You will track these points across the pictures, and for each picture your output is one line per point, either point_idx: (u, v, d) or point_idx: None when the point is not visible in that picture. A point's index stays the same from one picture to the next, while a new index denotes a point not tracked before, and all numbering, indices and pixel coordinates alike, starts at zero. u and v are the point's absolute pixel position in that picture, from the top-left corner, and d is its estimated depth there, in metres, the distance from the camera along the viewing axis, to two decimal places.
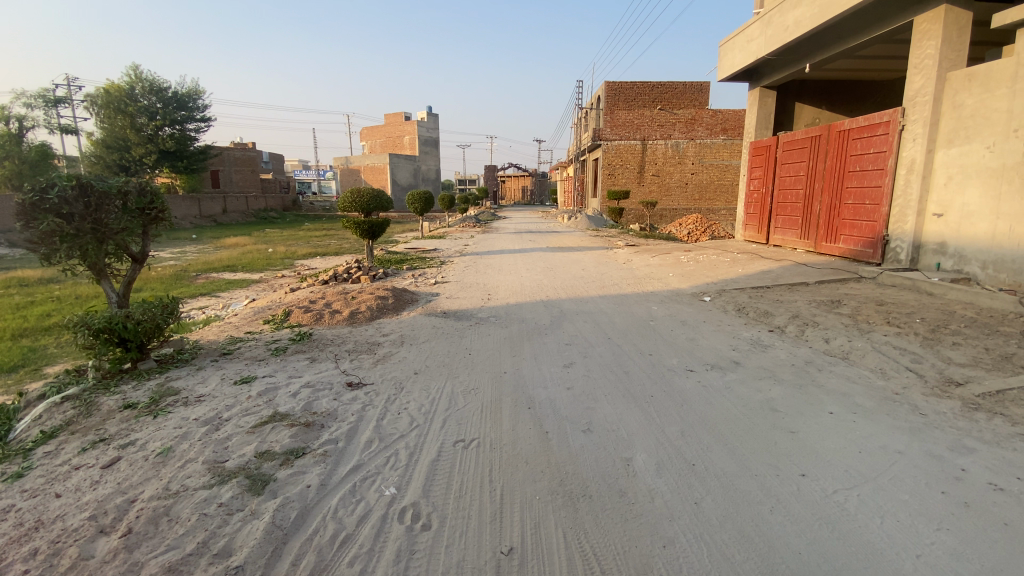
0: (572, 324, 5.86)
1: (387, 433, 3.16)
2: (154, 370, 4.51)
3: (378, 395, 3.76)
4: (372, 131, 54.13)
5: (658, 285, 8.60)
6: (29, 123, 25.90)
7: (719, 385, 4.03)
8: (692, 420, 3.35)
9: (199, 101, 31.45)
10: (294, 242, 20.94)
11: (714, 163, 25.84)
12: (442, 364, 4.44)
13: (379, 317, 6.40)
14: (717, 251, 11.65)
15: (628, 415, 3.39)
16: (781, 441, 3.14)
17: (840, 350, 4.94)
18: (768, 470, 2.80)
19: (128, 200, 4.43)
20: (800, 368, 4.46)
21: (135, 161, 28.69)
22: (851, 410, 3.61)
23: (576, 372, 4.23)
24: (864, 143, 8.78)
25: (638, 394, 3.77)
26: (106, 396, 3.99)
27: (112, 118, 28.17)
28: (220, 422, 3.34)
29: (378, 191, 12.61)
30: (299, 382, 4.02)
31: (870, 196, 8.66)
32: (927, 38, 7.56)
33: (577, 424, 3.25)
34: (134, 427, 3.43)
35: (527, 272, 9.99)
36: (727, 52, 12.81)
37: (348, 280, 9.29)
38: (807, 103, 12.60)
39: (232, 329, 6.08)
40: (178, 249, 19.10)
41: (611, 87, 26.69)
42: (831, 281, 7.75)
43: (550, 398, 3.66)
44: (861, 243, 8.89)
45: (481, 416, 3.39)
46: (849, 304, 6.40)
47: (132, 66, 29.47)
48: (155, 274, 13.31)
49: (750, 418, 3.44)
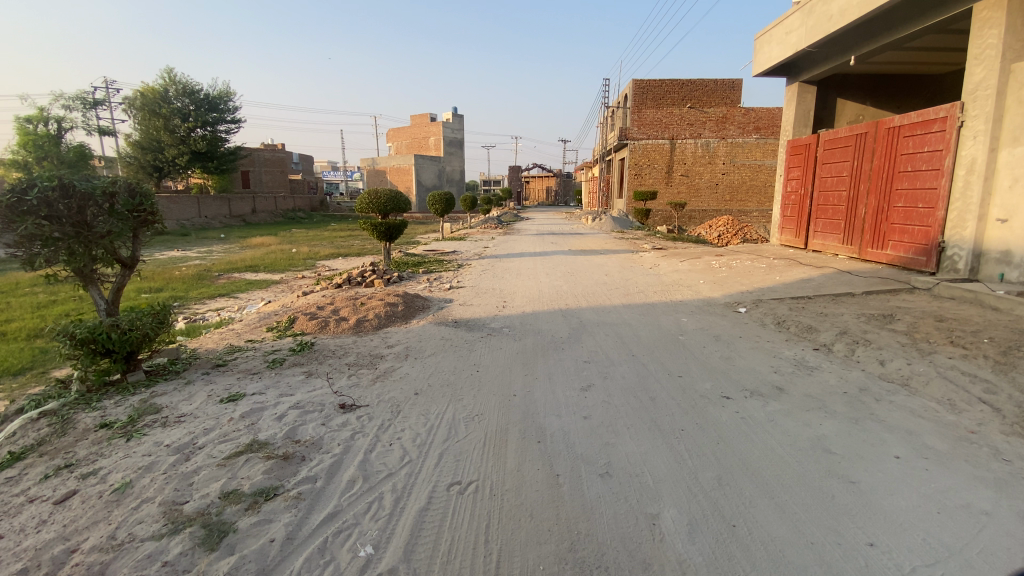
0: (592, 337, 5.36)
1: (373, 470, 2.76)
2: (141, 384, 4.22)
3: (371, 420, 3.36)
4: (397, 131, 54.36)
5: (688, 294, 8.02)
6: (68, 125, 26.73)
7: (761, 417, 3.49)
8: (731, 464, 2.86)
9: (229, 103, 31.90)
10: (317, 243, 20.92)
11: (746, 162, 24.90)
12: (445, 384, 4.01)
13: (386, 325, 6.04)
14: (751, 256, 10.95)
15: (654, 456, 2.90)
16: (840, 494, 2.61)
17: (898, 375, 4.32)
18: (826, 536, 2.29)
19: (116, 202, 4.16)
20: (853, 397, 3.87)
21: (168, 163, 29.35)
22: (921, 454, 3.02)
23: (595, 397, 3.75)
24: (917, 141, 8.02)
25: (667, 427, 3.28)
26: (85, 413, 3.71)
27: (146, 119, 28.81)
28: (192, 450, 3.00)
29: (396, 191, 12.34)
30: (287, 403, 3.65)
31: (923, 199, 7.89)
32: (989, 26, 6.79)
33: (594, 465, 2.79)
34: (103, 452, 3.12)
35: (547, 277, 9.52)
36: (763, 45, 12.06)
37: (362, 283, 8.99)
38: (850, 99, 11.76)
39: (233, 336, 5.81)
40: (204, 248, 19.31)
41: (639, 85, 25.98)
42: (879, 292, 7.05)
43: (563, 430, 3.20)
44: (912, 250, 8.12)
45: (483, 451, 2.95)
46: (904, 319, 5.72)
47: (166, 70, 30.14)
48: (178, 273, 13.34)
49: (800, 461, 2.93)
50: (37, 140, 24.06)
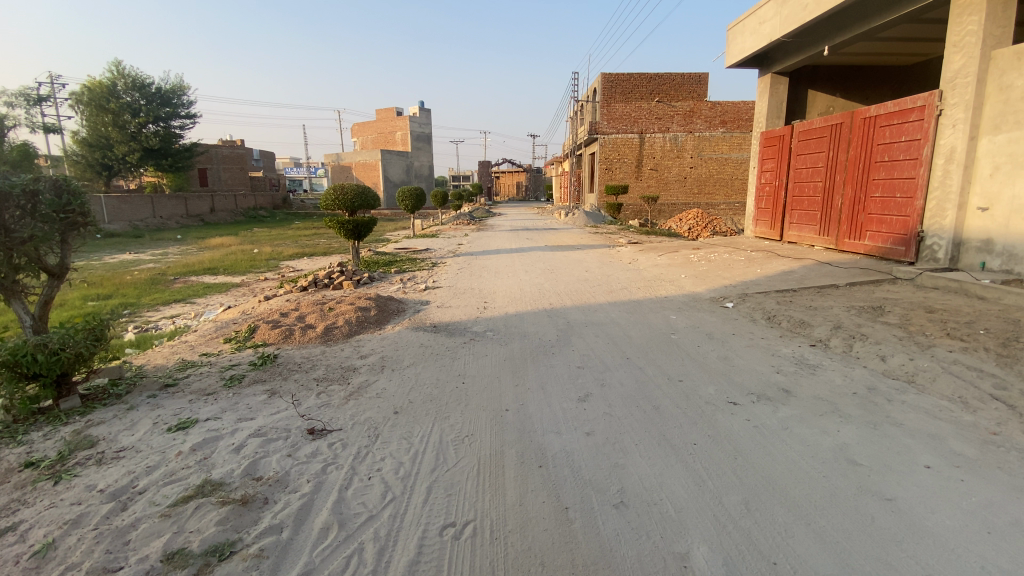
0: (582, 340, 5.02)
1: (350, 514, 2.35)
2: (76, 411, 3.60)
3: (346, 448, 2.94)
4: (363, 126, 52.99)
5: (671, 289, 7.81)
6: (6, 121, 24.72)
7: (774, 425, 3.21)
8: (755, 483, 2.57)
9: (184, 97, 30.23)
10: (282, 242, 20.00)
11: (713, 156, 25.11)
12: (428, 399, 3.61)
13: (359, 332, 5.57)
14: (728, 249, 10.87)
15: (670, 478, 2.59)
16: (880, 516, 2.35)
17: (903, 372, 4.14)
18: (878, 571, 2.01)
19: (39, 202, 3.49)
20: (864, 398, 3.66)
21: (118, 160, 27.63)
22: (952, 463, 2.80)
23: (595, 409, 3.40)
24: (894, 131, 8.00)
25: (678, 442, 2.96)
26: (7, 449, 3.09)
27: (94, 115, 27.02)
28: (132, 496, 2.51)
29: (363, 187, 11.74)
30: (247, 431, 3.17)
31: (901, 189, 7.88)
32: (968, 13, 6.76)
33: (606, 494, 2.45)
34: (24, 501, 2.56)
35: (526, 275, 9.15)
36: (737, 36, 11.97)
37: (330, 285, 8.44)
38: (821, 90, 11.80)
39: (186, 349, 5.23)
40: (160, 250, 18.15)
41: (607, 79, 25.96)
42: (863, 284, 6.97)
43: (565, 450, 2.85)
44: (890, 240, 8.11)
45: (477, 482, 2.58)
46: (895, 311, 5.61)
47: (114, 61, 28.27)
48: (130, 278, 12.38)
49: (828, 476, 2.66)
50: None
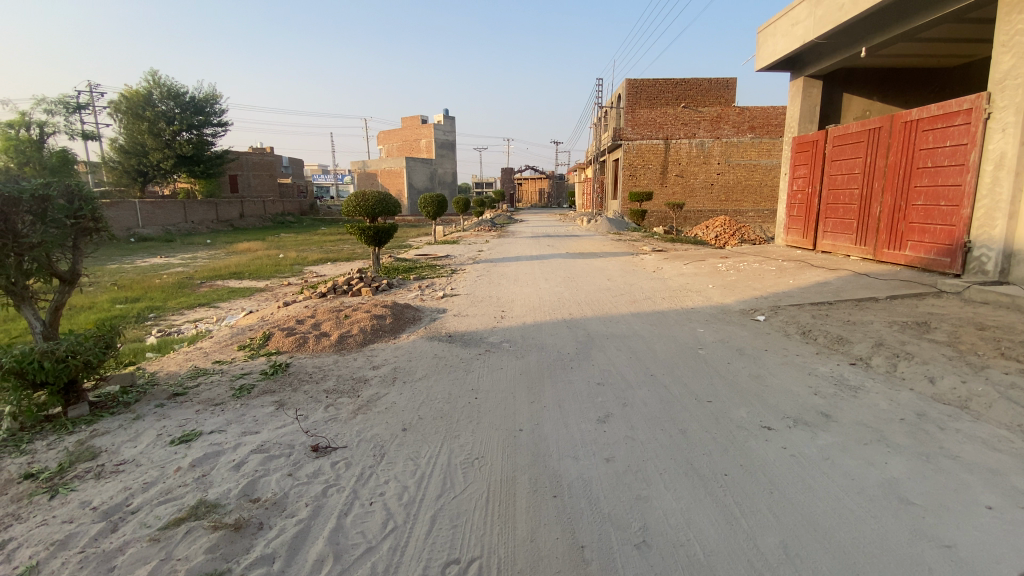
0: (602, 353, 4.80)
1: (348, 545, 2.18)
2: (83, 420, 3.55)
3: (349, 468, 2.79)
4: (389, 134, 53.67)
5: (698, 300, 7.49)
6: (49, 129, 25.74)
7: (813, 455, 2.93)
8: (794, 522, 2.31)
9: (216, 106, 31.09)
10: (306, 247, 20.22)
11: (741, 162, 24.53)
12: (439, 416, 3.44)
13: (373, 341, 5.45)
14: (758, 258, 10.45)
15: (698, 514, 2.35)
16: (939, 566, 2.06)
17: (954, 396, 3.79)
18: None
19: (49, 207, 3.45)
20: (912, 425, 3.34)
21: (152, 166, 28.50)
22: (1018, 505, 2.48)
23: (616, 431, 3.18)
24: (937, 135, 7.56)
25: (707, 472, 2.71)
26: (9, 459, 3.02)
27: (131, 123, 27.94)
28: (123, 516, 2.39)
29: (384, 193, 11.73)
30: (249, 446, 3.05)
31: (945, 196, 7.42)
32: (1018, 11, 6.34)
33: (626, 531, 2.23)
34: (17, 515, 2.46)
35: (546, 283, 8.95)
36: (767, 38, 11.61)
37: (348, 292, 8.40)
38: (856, 94, 11.32)
39: (200, 355, 5.19)
40: (189, 254, 18.55)
41: (632, 85, 25.66)
42: (905, 297, 6.55)
43: (583, 478, 2.64)
44: (934, 250, 7.64)
45: (486, 512, 2.39)
46: (941, 328, 5.21)
47: (151, 71, 29.24)
48: (158, 281, 12.63)
49: (877, 517, 2.38)
50: (18, 144, 23.05)
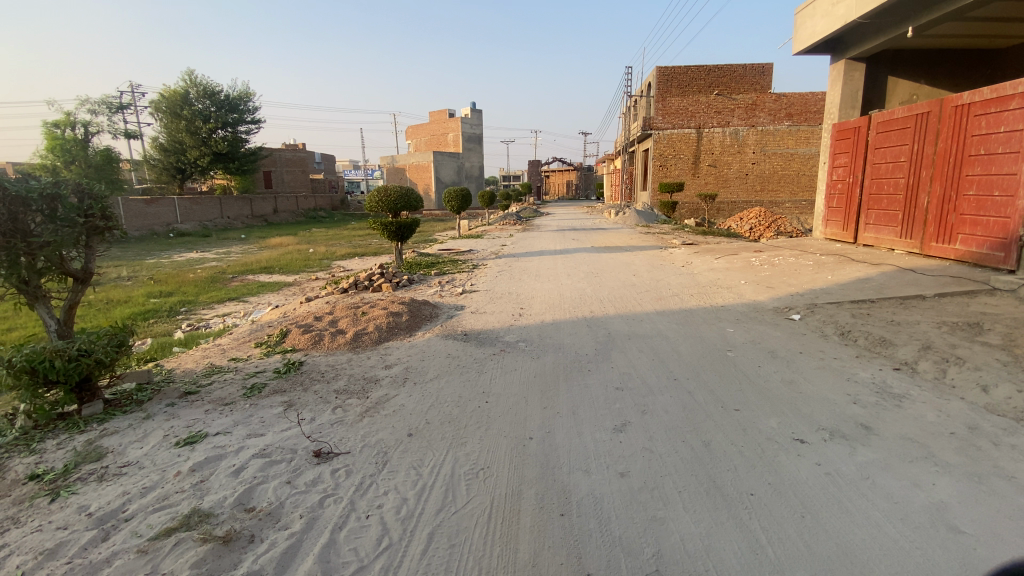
0: (623, 355, 4.57)
1: (338, 564, 2.06)
2: (95, 419, 3.55)
3: (349, 476, 2.67)
4: (417, 128, 53.87)
5: (728, 297, 7.14)
6: (94, 128, 26.75)
7: (851, 473, 2.65)
8: (829, 554, 2.06)
9: (249, 104, 31.74)
10: (335, 242, 20.45)
11: (778, 151, 23.57)
12: (447, 421, 3.30)
13: (388, 339, 5.36)
14: (794, 252, 9.94)
15: (719, 541, 2.13)
16: None
17: (1011, 408, 3.41)
18: None
19: (59, 206, 3.46)
20: (963, 441, 3.00)
21: (190, 163, 29.36)
22: None
23: (633, 442, 2.97)
24: (991, 121, 6.98)
25: (730, 492, 2.48)
26: (18, 459, 3.03)
27: (170, 122, 28.83)
28: (116, 524, 2.33)
29: (407, 187, 11.67)
30: (251, 450, 2.97)
31: (999, 186, 6.86)
32: None
33: (637, 558, 2.03)
34: (17, 519, 2.43)
35: (569, 279, 8.73)
36: (806, 19, 11.00)
37: (369, 288, 8.36)
38: (903, 76, 10.61)
39: (217, 352, 5.19)
40: (224, 249, 19.01)
41: (663, 73, 24.93)
42: (955, 295, 6.05)
43: (594, 495, 2.45)
44: (987, 244, 7.06)
45: (487, 531, 2.23)
46: (997, 330, 4.75)
47: (188, 71, 30.08)
48: (192, 276, 12.95)
49: (923, 548, 2.11)
50: (65, 144, 23.96)
